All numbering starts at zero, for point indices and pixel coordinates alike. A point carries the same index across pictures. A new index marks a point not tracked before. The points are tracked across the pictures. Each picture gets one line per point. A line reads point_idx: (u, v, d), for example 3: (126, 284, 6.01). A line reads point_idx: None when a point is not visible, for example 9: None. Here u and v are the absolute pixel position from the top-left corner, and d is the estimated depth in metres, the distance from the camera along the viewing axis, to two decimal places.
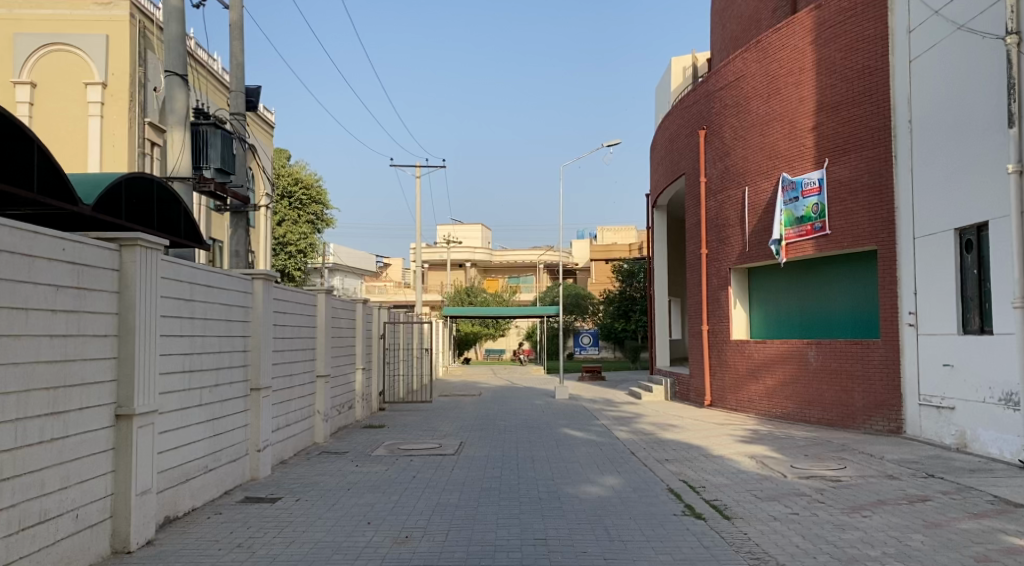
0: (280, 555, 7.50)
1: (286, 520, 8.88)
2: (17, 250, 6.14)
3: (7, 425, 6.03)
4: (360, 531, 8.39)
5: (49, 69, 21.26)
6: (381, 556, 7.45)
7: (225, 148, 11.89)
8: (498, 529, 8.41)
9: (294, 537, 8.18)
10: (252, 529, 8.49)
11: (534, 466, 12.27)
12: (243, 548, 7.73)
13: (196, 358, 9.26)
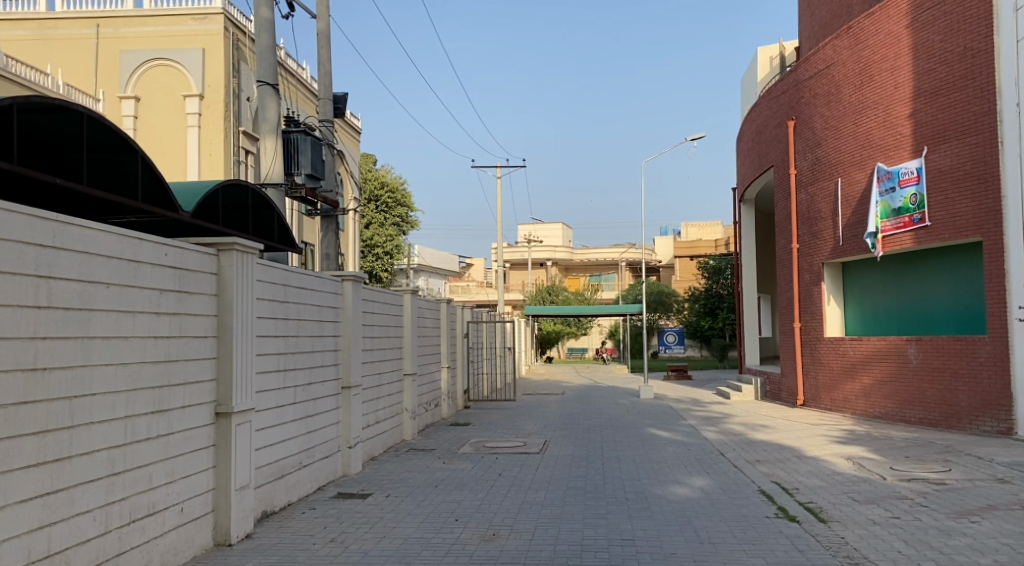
0: (372, 551, 7.62)
1: (377, 516, 9.03)
2: (125, 255, 6.34)
3: (118, 422, 6.20)
4: (448, 527, 8.47)
5: (151, 83, 22.12)
6: (470, 554, 7.50)
7: (315, 154, 12.14)
8: (586, 528, 8.37)
9: (385, 532, 8.31)
10: (345, 524, 8.67)
11: (621, 465, 12.18)
12: (337, 543, 7.90)
13: (290, 358, 9.50)
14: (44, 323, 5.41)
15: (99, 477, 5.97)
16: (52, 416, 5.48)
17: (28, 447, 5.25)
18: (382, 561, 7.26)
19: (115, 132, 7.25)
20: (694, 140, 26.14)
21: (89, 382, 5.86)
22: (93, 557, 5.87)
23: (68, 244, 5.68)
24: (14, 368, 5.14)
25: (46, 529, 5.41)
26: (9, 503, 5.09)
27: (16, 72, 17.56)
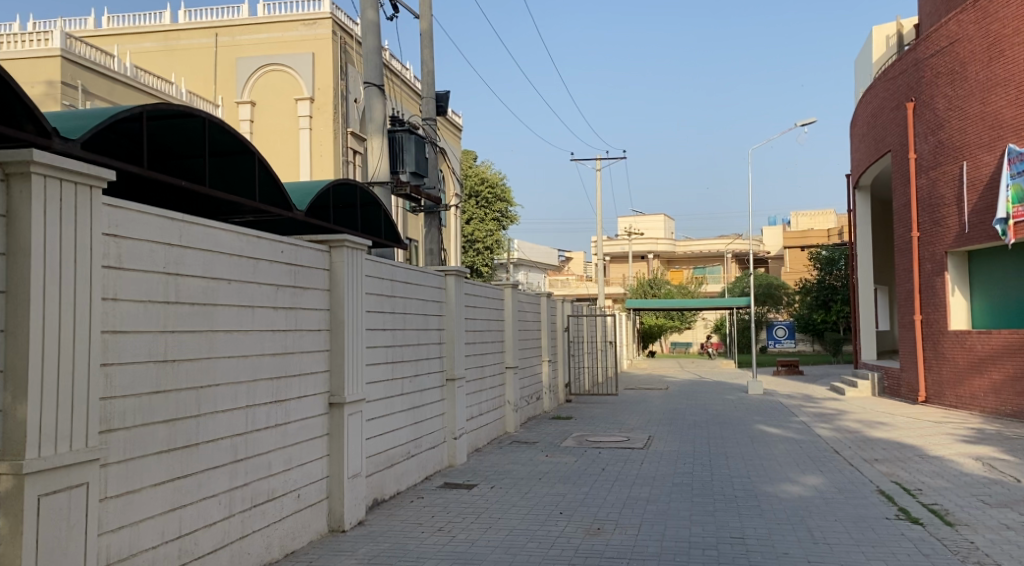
0: (479, 541, 7.75)
1: (483, 507, 9.17)
2: (245, 253, 6.62)
3: (240, 411, 6.49)
4: (553, 520, 8.51)
5: (265, 88, 22.96)
6: (576, 547, 7.53)
7: (419, 151, 12.35)
8: (694, 525, 8.30)
9: (491, 523, 8.42)
10: (452, 513, 8.83)
11: (729, 462, 11.99)
12: (444, 532, 8.06)
13: (398, 350, 9.74)
14: (174, 317, 5.70)
15: (223, 464, 6.25)
16: (182, 405, 5.77)
17: (162, 434, 5.55)
18: (489, 552, 7.36)
19: (235, 137, 7.50)
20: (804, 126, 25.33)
21: (213, 373, 6.15)
22: (219, 539, 6.16)
23: (194, 243, 5.96)
24: (149, 359, 5.43)
25: (177, 511, 5.71)
26: (144, 486, 5.39)
27: (144, 82, 18.47)
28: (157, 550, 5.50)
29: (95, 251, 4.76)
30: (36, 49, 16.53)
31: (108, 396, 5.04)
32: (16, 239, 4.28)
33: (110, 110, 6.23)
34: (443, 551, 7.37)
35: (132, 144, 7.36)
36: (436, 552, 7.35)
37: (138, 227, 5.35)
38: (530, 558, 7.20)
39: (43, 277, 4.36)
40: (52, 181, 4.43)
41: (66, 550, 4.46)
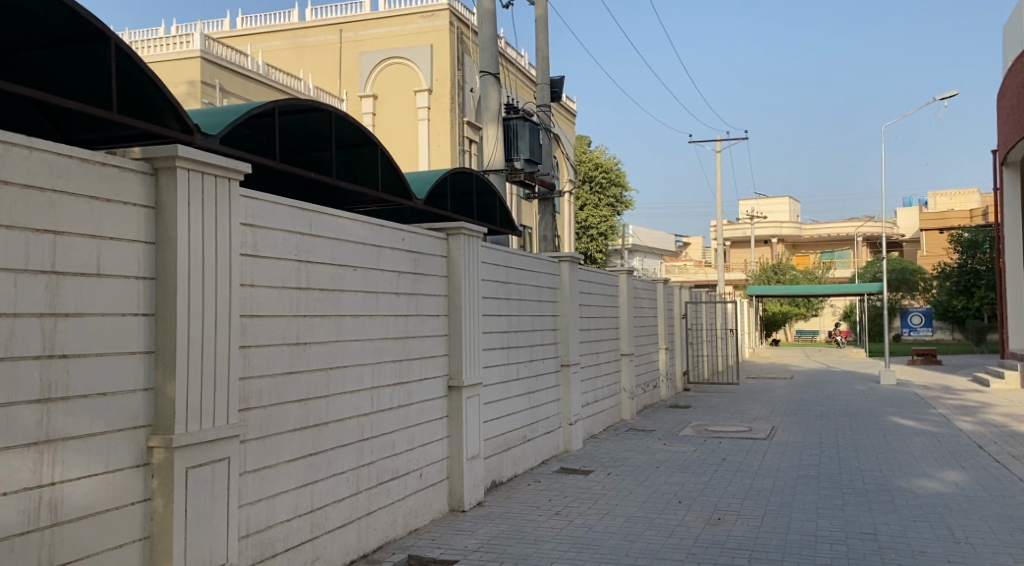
0: (596, 526, 7.83)
1: (599, 493, 9.25)
2: (368, 241, 6.87)
3: (365, 392, 6.77)
4: (672, 509, 8.51)
5: (386, 81, 23.57)
6: (695, 536, 7.52)
7: (533, 138, 12.51)
8: (821, 519, 8.15)
9: (608, 509, 8.49)
10: (569, 498, 8.94)
11: (860, 455, 11.66)
12: (562, 516, 8.18)
13: (513, 335, 9.91)
14: (304, 302, 6.00)
15: (351, 442, 6.54)
16: (312, 386, 6.08)
17: (294, 413, 5.86)
18: (607, 538, 7.42)
19: (358, 128, 7.77)
20: (944, 100, 24.06)
21: (340, 355, 6.44)
22: (347, 514, 6.47)
23: (322, 231, 6.24)
24: (283, 342, 5.73)
25: (309, 486, 6.02)
26: (279, 462, 5.70)
27: (274, 79, 19.25)
28: (291, 523, 5.81)
29: (232, 240, 5.05)
30: (178, 51, 17.42)
31: (247, 375, 5.36)
32: (164, 228, 4.58)
33: (245, 106, 6.56)
34: (560, 535, 7.49)
35: (264, 138, 7.72)
36: (554, 536, 7.46)
37: (272, 217, 5.64)
38: (649, 545, 7.24)
39: (188, 263, 4.65)
40: (195, 174, 4.72)
41: (211, 519, 4.78)
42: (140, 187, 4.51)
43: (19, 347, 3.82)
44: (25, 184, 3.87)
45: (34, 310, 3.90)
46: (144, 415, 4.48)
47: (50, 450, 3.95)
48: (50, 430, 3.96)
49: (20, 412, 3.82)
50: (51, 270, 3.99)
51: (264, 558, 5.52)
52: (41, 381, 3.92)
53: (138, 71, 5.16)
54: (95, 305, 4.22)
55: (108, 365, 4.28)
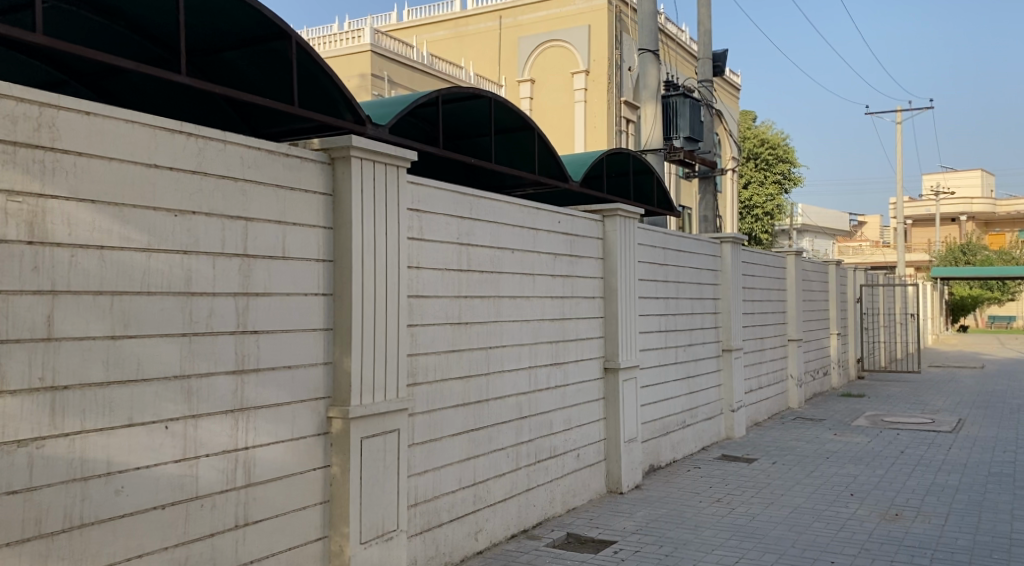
0: (760, 515, 7.73)
1: (764, 481, 9.11)
2: (525, 224, 7.02)
3: (523, 371, 6.97)
4: (843, 502, 8.28)
5: (545, 65, 23.77)
6: (870, 531, 7.29)
7: (694, 115, 12.26)
8: (1014, 520, 7.69)
9: (772, 498, 8.36)
10: (731, 485, 8.86)
11: None
12: (723, 503, 8.12)
13: (672, 318, 9.88)
14: (466, 284, 6.25)
15: (510, 420, 6.76)
16: (474, 363, 6.32)
17: (458, 389, 6.13)
18: (773, 528, 7.32)
19: (517, 113, 7.91)
20: None
21: (500, 335, 6.66)
22: (508, 489, 6.71)
23: (482, 215, 6.45)
24: (446, 321, 6.00)
25: (471, 461, 6.27)
26: (444, 435, 5.97)
27: (437, 68, 19.88)
28: (456, 494, 6.09)
29: (400, 226, 5.32)
30: (351, 46, 18.21)
31: (414, 352, 5.66)
32: (339, 214, 4.90)
33: (412, 96, 6.84)
34: (722, 523, 7.45)
35: (427, 125, 8.03)
36: (715, 523, 7.43)
37: (437, 201, 5.90)
38: (818, 538, 7.08)
39: (361, 246, 4.96)
40: (367, 163, 5.02)
41: (383, 488, 5.09)
42: (319, 176, 4.84)
43: (217, 323, 4.21)
44: (220, 175, 4.24)
45: (229, 289, 4.28)
46: (324, 388, 4.84)
47: (244, 417, 4.34)
48: (244, 399, 4.35)
49: (220, 381, 4.22)
50: (243, 253, 4.36)
51: (431, 526, 5.83)
52: (236, 354, 4.31)
53: (318, 67, 5.50)
54: (281, 286, 4.58)
55: (292, 341, 4.64)
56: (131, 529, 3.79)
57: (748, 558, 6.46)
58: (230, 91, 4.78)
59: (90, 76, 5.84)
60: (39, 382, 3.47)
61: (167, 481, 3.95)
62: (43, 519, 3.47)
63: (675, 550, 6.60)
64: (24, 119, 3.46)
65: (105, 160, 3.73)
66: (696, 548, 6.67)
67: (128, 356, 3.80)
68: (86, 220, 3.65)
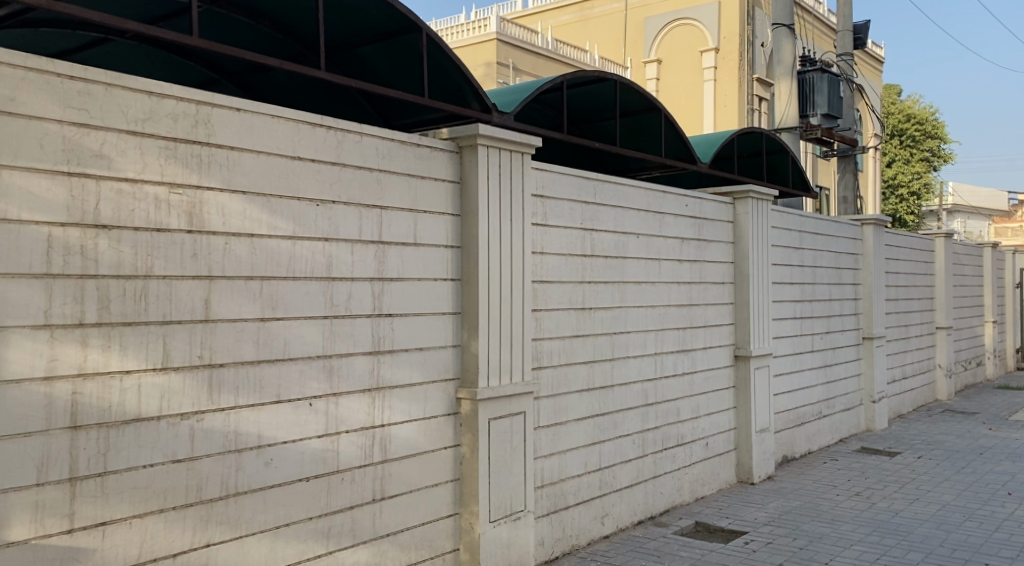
0: (905, 512, 7.46)
1: (908, 476, 8.78)
2: (651, 208, 7.00)
3: (649, 357, 6.97)
4: (997, 501, 7.87)
5: (672, 45, 23.39)
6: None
7: (832, 92, 11.78)
8: None
9: (916, 494, 8.05)
10: (872, 480, 8.59)
11: None
12: (864, 498, 7.89)
13: (807, 305, 9.63)
14: (591, 269, 6.30)
15: (637, 406, 6.79)
16: (599, 348, 6.38)
17: (583, 373, 6.20)
18: (919, 525, 7.05)
19: (643, 95, 7.85)
20: None
21: (625, 321, 6.68)
22: (635, 475, 6.75)
23: (608, 200, 6.48)
24: (571, 306, 6.08)
25: (597, 446, 6.33)
26: (569, 420, 6.06)
27: (562, 53, 19.96)
28: (582, 478, 6.18)
29: (526, 212, 5.41)
30: (477, 35, 18.49)
31: (538, 336, 5.77)
32: (468, 201, 5.04)
33: (536, 82, 6.91)
34: (862, 518, 7.24)
35: (552, 112, 8.12)
36: (854, 518, 7.23)
37: (561, 186, 5.97)
38: (968, 538, 6.78)
39: (487, 233, 5.08)
40: (493, 150, 5.14)
41: (511, 469, 5.22)
42: (448, 165, 5.00)
43: (355, 307, 4.43)
44: (358, 166, 4.45)
45: (365, 274, 4.48)
46: (453, 370, 5.00)
47: (380, 396, 4.55)
48: (380, 379, 4.55)
49: (358, 360, 4.44)
50: (378, 240, 4.56)
51: (558, 509, 5.95)
52: (372, 336, 4.51)
53: (446, 59, 5.64)
54: (413, 271, 4.76)
55: (424, 324, 4.83)
56: (280, 498, 4.05)
57: (890, 556, 6.25)
58: (365, 85, 4.99)
59: (238, 75, 6.21)
60: (200, 359, 3.75)
61: (312, 455, 4.19)
62: (203, 487, 3.76)
63: (809, 544, 6.46)
64: (183, 117, 3.72)
65: (254, 154, 3.97)
66: (833, 542, 6.51)
67: (276, 337, 4.05)
68: (238, 210, 3.90)
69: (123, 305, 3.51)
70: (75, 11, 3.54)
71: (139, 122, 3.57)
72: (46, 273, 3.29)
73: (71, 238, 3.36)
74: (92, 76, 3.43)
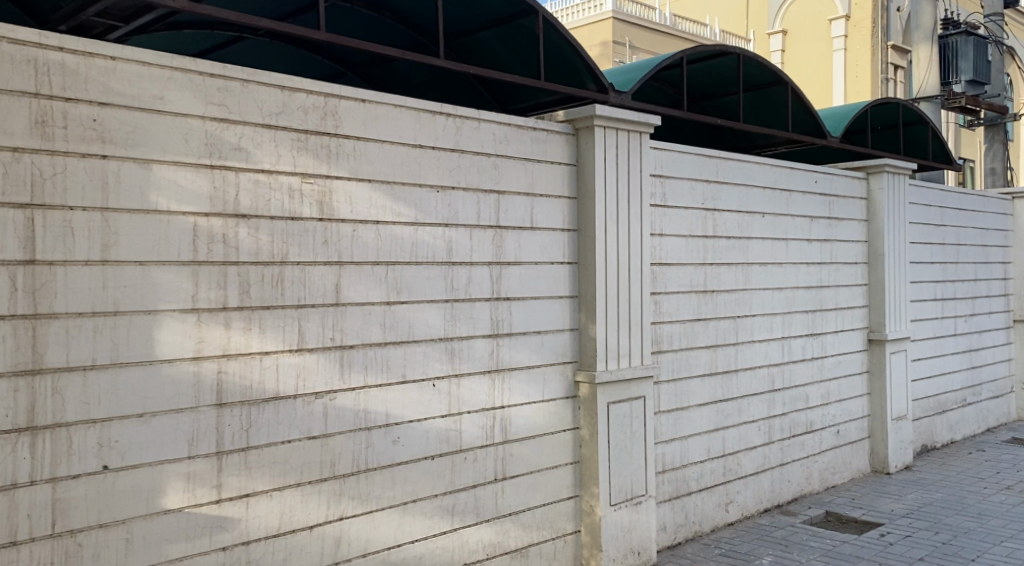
0: None
1: None
2: (777, 185, 6.82)
3: (776, 341, 6.82)
4: None
5: (798, 15, 22.39)
6: None
7: (979, 55, 11.19)
8: None
9: None
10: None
11: None
12: (1015, 491, 7.47)
13: (949, 285, 9.17)
14: (713, 249, 6.21)
15: (762, 391, 6.66)
16: (722, 332, 6.29)
17: (705, 358, 6.13)
18: None
19: (767, 67, 7.62)
20: None
21: (750, 304, 6.57)
22: (761, 463, 6.64)
23: (731, 177, 6.36)
24: (692, 289, 6.02)
25: (720, 431, 6.26)
26: (691, 405, 6.02)
27: (680, 29, 19.62)
28: (705, 464, 6.12)
29: (645, 191, 5.38)
30: (593, 15, 18.36)
31: (658, 320, 5.75)
32: (585, 183, 5.05)
33: (655, 59, 6.82)
34: (1012, 512, 6.86)
35: (672, 90, 8.02)
36: (1002, 512, 6.87)
37: (681, 166, 5.90)
38: None
39: (605, 214, 5.08)
40: (611, 130, 5.13)
41: (632, 454, 5.23)
42: (564, 147, 5.03)
43: (475, 290, 4.53)
44: (476, 151, 4.54)
45: (484, 259, 4.58)
46: (571, 352, 5.04)
47: (500, 377, 4.64)
48: (500, 361, 4.65)
49: (479, 343, 4.54)
50: (496, 225, 4.64)
51: (681, 495, 5.92)
52: (492, 319, 4.61)
53: (562, 39, 5.65)
54: (531, 255, 4.82)
55: (543, 308, 4.89)
56: (408, 476, 4.21)
57: None
58: (483, 70, 5.07)
59: (360, 67, 6.41)
60: (331, 341, 3.93)
61: (436, 434, 4.33)
62: (337, 463, 3.94)
63: (954, 539, 6.19)
64: (313, 109, 3.88)
65: (379, 144, 4.11)
66: (980, 538, 6.20)
67: (401, 320, 4.20)
68: (365, 197, 4.05)
69: (262, 290, 3.71)
70: (214, 12, 3.74)
71: (273, 115, 3.76)
72: (193, 260, 3.51)
73: (215, 227, 3.58)
74: (231, 73, 3.63)
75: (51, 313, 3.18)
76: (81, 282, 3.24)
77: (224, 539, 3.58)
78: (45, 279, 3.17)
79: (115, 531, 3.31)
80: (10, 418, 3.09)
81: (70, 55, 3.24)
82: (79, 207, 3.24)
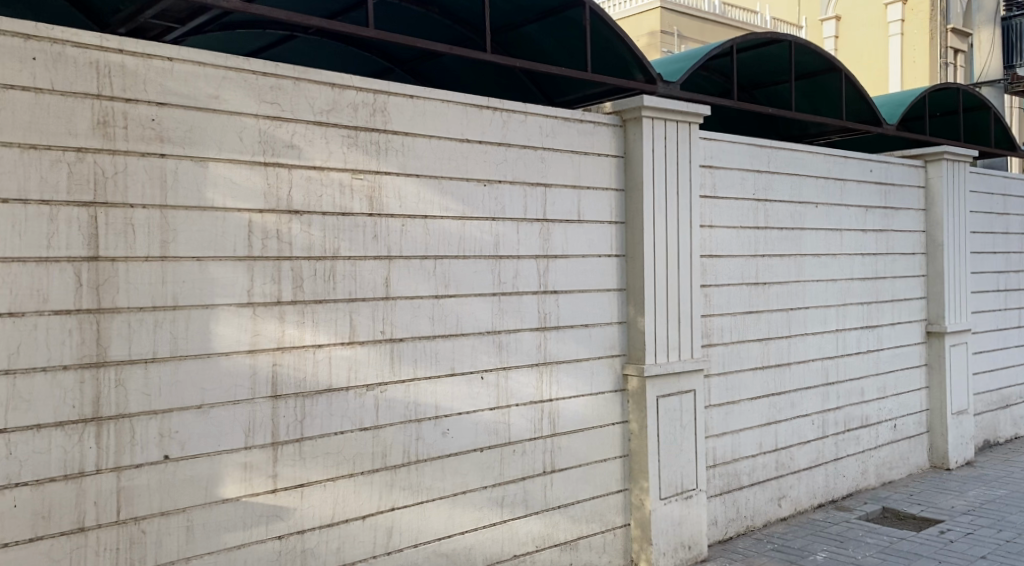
0: None
1: None
2: (831, 175, 6.72)
3: (830, 333, 6.73)
4: None
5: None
6: None
7: None
8: None
9: None
10: None
11: None
12: None
13: (1013, 275, 8.93)
14: (765, 240, 6.15)
15: (816, 385, 6.58)
16: (774, 325, 6.23)
17: (756, 351, 6.08)
18: None
19: (819, 54, 7.49)
20: None
21: (803, 296, 6.49)
22: (814, 457, 6.56)
23: (783, 167, 6.29)
24: (743, 281, 5.98)
25: (772, 425, 6.20)
26: (743, 399, 5.98)
27: (730, 17, 19.37)
28: (757, 459, 6.08)
29: (695, 183, 5.35)
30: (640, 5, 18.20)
31: (708, 313, 5.71)
32: (632, 174, 5.04)
33: (703, 48, 6.76)
34: None
35: (721, 80, 7.94)
36: None
37: (732, 156, 5.85)
38: None
39: (653, 206, 5.07)
40: (659, 121, 5.11)
41: (682, 447, 5.22)
42: (612, 138, 5.03)
43: (522, 284, 4.56)
44: (523, 145, 4.56)
45: (532, 252, 4.60)
46: (620, 346, 5.04)
47: (548, 370, 4.67)
48: (548, 354, 4.67)
49: (526, 336, 4.57)
50: (543, 218, 4.66)
51: (732, 489, 5.89)
52: (539, 312, 4.63)
53: (609, 31, 5.64)
54: (578, 248, 4.84)
55: (590, 301, 4.90)
56: (457, 467, 4.26)
57: None
58: (530, 63, 5.08)
59: (408, 63, 6.48)
60: (381, 334, 4.00)
61: (485, 426, 4.37)
62: (388, 454, 4.01)
63: (1018, 537, 6.03)
64: (362, 106, 3.94)
65: (427, 139, 4.16)
66: None
67: (450, 313, 4.25)
68: (413, 192, 4.11)
69: (315, 284, 3.79)
70: (265, 12, 3.82)
71: (323, 113, 3.82)
72: (248, 256, 3.60)
73: (269, 223, 3.66)
74: (282, 72, 3.70)
75: (114, 307, 3.29)
76: (141, 278, 3.35)
77: (280, 528, 3.67)
78: (108, 275, 3.28)
79: (176, 519, 3.41)
80: (77, 409, 3.21)
81: (129, 57, 3.33)
82: (139, 205, 3.34)
